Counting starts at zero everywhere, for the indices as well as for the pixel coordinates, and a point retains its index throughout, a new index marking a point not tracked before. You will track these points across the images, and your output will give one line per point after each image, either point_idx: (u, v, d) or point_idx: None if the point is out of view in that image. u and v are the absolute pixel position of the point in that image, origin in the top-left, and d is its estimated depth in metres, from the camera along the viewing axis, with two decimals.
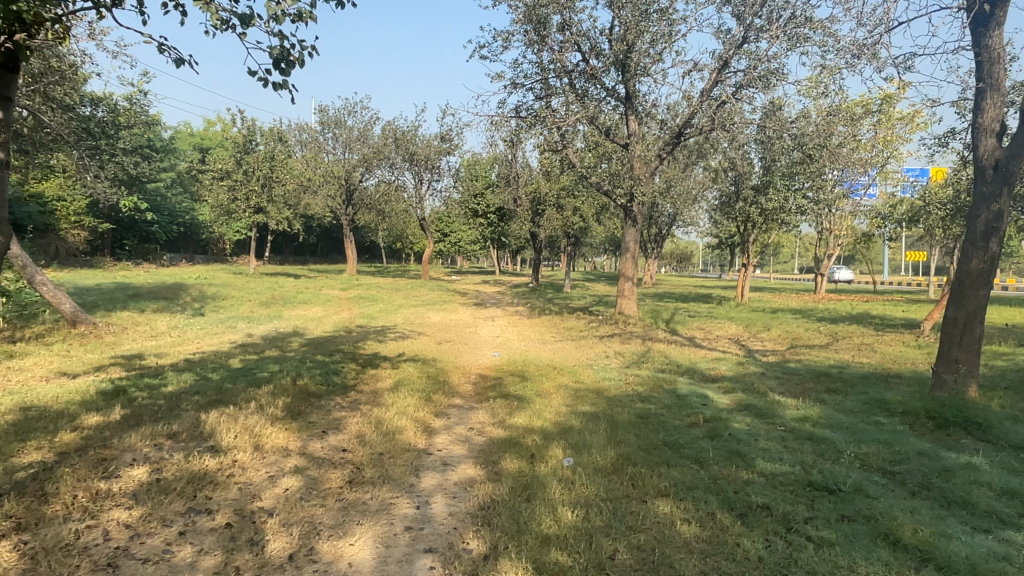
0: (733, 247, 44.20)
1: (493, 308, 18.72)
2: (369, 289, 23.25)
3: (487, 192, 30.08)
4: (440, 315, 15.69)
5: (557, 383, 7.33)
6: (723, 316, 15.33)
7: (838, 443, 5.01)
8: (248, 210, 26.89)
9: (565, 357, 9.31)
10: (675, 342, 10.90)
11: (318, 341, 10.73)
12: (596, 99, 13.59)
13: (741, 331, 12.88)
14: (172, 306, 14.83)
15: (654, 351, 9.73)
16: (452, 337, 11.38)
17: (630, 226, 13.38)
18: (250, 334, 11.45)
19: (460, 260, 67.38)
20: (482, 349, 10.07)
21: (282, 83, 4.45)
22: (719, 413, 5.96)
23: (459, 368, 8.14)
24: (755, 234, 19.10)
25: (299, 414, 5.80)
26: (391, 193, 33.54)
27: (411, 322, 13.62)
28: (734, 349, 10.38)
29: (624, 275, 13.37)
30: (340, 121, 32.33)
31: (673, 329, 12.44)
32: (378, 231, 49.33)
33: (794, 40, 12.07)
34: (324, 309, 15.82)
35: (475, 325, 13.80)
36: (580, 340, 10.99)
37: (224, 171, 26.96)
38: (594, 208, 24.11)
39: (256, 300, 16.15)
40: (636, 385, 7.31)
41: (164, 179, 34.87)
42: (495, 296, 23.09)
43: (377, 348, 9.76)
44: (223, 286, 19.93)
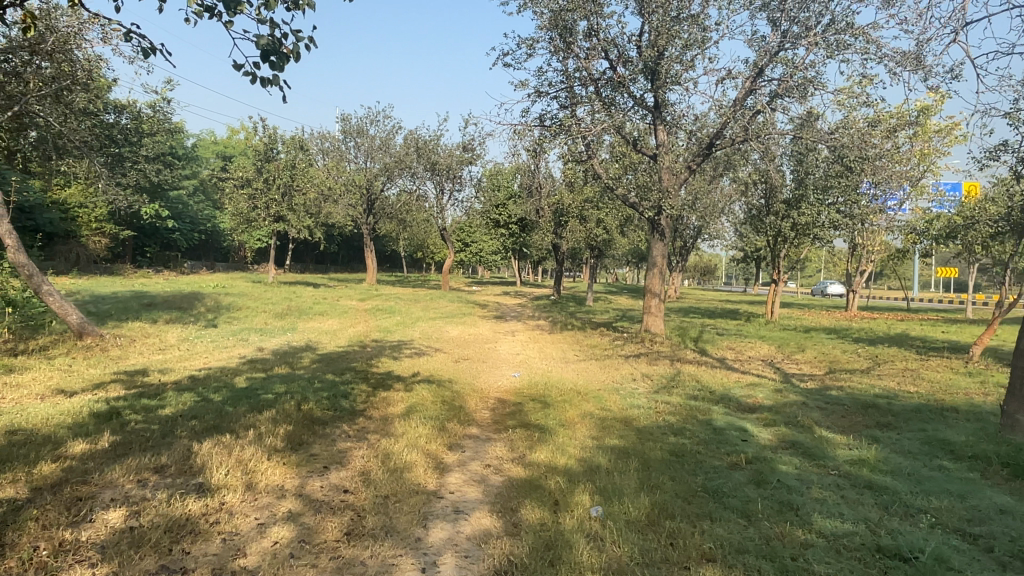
0: (759, 261, 43.29)
1: (514, 321, 18.20)
2: (387, 300, 22.86)
3: (509, 203, 29.65)
4: (459, 329, 15.20)
5: (581, 410, 6.78)
6: (754, 335, 14.67)
7: (903, 494, 4.42)
8: (268, 219, 26.73)
9: (590, 379, 8.76)
10: (706, 364, 10.29)
11: (331, 357, 10.27)
12: (623, 108, 13.06)
13: (775, 352, 12.24)
14: (185, 316, 14.51)
15: (685, 374, 9.14)
16: (470, 354, 10.88)
17: (657, 241, 12.79)
18: (262, 349, 11.04)
19: (480, 270, 67.04)
20: (501, 369, 9.55)
21: (271, 79, 4.02)
22: (763, 452, 5.39)
23: (476, 391, 7.62)
24: (785, 250, 18.36)
25: (301, 444, 5.31)
26: (412, 202, 33.26)
27: (428, 336, 13.15)
28: (769, 373, 9.75)
29: (651, 291, 12.80)
30: (362, 130, 32.18)
31: (702, 349, 11.82)
32: (399, 241, 49.14)
33: (833, 47, 11.43)
34: (340, 321, 15.43)
35: (495, 341, 13.29)
36: (604, 360, 10.44)
37: (245, 179, 26.85)
38: (618, 220, 23.56)
39: (271, 311, 15.80)
40: (667, 415, 6.73)
41: (187, 187, 34.95)
42: (515, 309, 22.56)
43: (390, 366, 9.28)
44: (240, 295, 19.66)
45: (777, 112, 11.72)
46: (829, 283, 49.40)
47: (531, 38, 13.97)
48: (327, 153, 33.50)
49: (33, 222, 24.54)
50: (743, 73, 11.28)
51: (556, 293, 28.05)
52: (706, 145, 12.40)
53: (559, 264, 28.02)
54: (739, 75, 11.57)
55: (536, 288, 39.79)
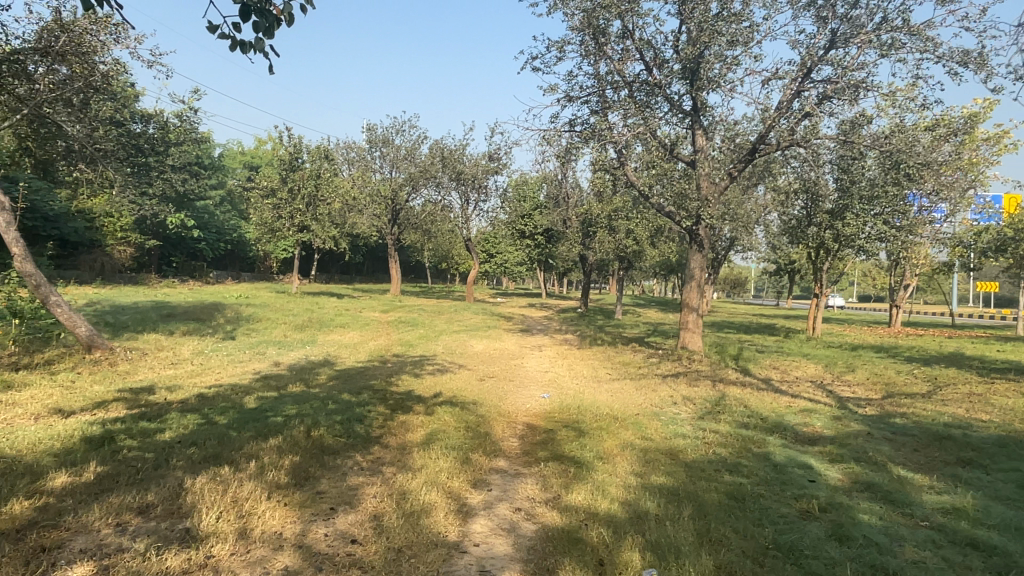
0: (792, 273, 42.07)
1: (541, 336, 17.53)
2: (411, 312, 22.35)
3: (535, 214, 29.00)
4: (484, 343, 14.56)
5: (620, 440, 6.08)
6: (797, 353, 13.84)
7: (1021, 558, 3.66)
8: (293, 229, 26.43)
9: (626, 402, 8.04)
10: (750, 386, 9.51)
11: (349, 373, 9.69)
12: (658, 112, 12.39)
13: (822, 372, 11.42)
14: (204, 328, 14.10)
15: (730, 398, 8.38)
16: (495, 372, 10.22)
17: (695, 253, 12.05)
18: (278, 364, 10.52)
19: (506, 281, 66.51)
20: (529, 389, 8.87)
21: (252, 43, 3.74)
22: (837, 496, 4.64)
23: (503, 414, 6.96)
24: (828, 262, 17.38)
25: (307, 479, 4.70)
26: (437, 213, 32.83)
27: (451, 351, 12.54)
28: (821, 397, 8.93)
29: (687, 306, 12.04)
30: (388, 140, 31.99)
31: (744, 368, 11.05)
32: (424, 251, 48.84)
33: (886, 46, 10.62)
34: (361, 334, 14.89)
35: (521, 357, 12.62)
36: (639, 380, 9.73)
37: (270, 188, 26.53)
38: (648, 231, 22.81)
39: (291, 323, 15.33)
40: (717, 448, 6.00)
41: (214, 197, 34.96)
42: (542, 322, 21.87)
43: (411, 385, 8.66)
44: (262, 306, 19.27)
45: (826, 116, 10.94)
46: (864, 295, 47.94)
47: (561, 41, 13.42)
48: (352, 162, 33.23)
49: (59, 231, 24.67)
50: (790, 73, 10.55)
51: (583, 306, 27.33)
52: (748, 152, 11.66)
53: (586, 277, 27.32)
54: (785, 75, 10.85)
55: (562, 300, 39.06)
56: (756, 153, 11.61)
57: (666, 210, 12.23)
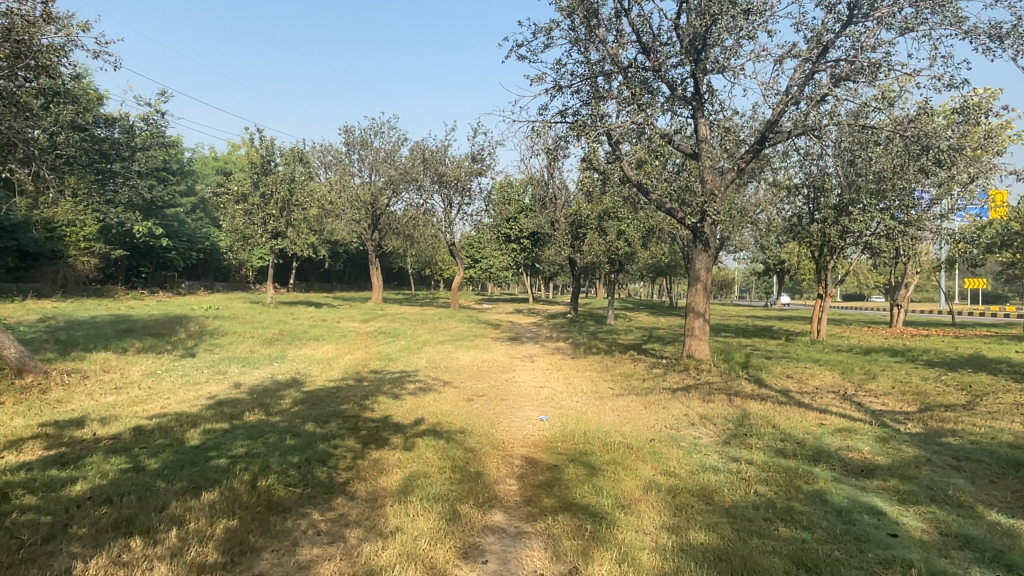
0: (782, 273, 41.31)
1: (531, 344, 16.38)
2: (392, 321, 21.12)
3: (520, 217, 27.78)
4: (471, 354, 13.41)
5: (641, 480, 4.96)
6: (808, 359, 12.84)
7: None
8: (266, 235, 25.00)
9: (638, 425, 6.93)
10: (771, 400, 8.47)
11: (318, 395, 8.50)
12: (656, 101, 11.38)
13: (842, 381, 10.40)
14: (162, 345, 12.84)
15: (754, 417, 7.30)
16: (483, 390, 9.08)
17: (700, 253, 10.87)
18: (239, 385, 9.31)
19: (491, 287, 65.31)
20: (524, 410, 7.75)
21: None
22: (936, 560, 3.58)
23: (496, 446, 5.82)
24: (832, 261, 16.37)
25: (243, 556, 3.56)
26: (419, 217, 31.68)
27: (434, 365, 11.37)
28: (853, 413, 7.88)
29: (693, 310, 10.93)
30: (366, 143, 30.81)
31: (759, 379, 10.01)
32: (407, 257, 47.63)
33: (908, 21, 9.66)
34: (336, 347, 13.71)
35: (512, 370, 11.50)
36: (646, 396, 8.63)
37: (241, 193, 25.04)
38: (640, 231, 21.80)
39: (259, 337, 14.09)
40: (759, 486, 4.93)
41: (186, 204, 33.51)
42: (531, 329, 20.74)
43: (388, 408, 7.51)
44: (232, 318, 18.01)
45: (843, 99, 9.99)
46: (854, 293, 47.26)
47: (548, 26, 12.42)
48: (329, 166, 31.91)
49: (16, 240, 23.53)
50: (805, 51, 9.62)
51: (573, 311, 26.23)
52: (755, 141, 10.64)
53: (575, 280, 26.20)
54: (797, 54, 9.92)
55: (550, 305, 37.89)
56: (765, 141, 10.61)
57: (666, 207, 11.13)
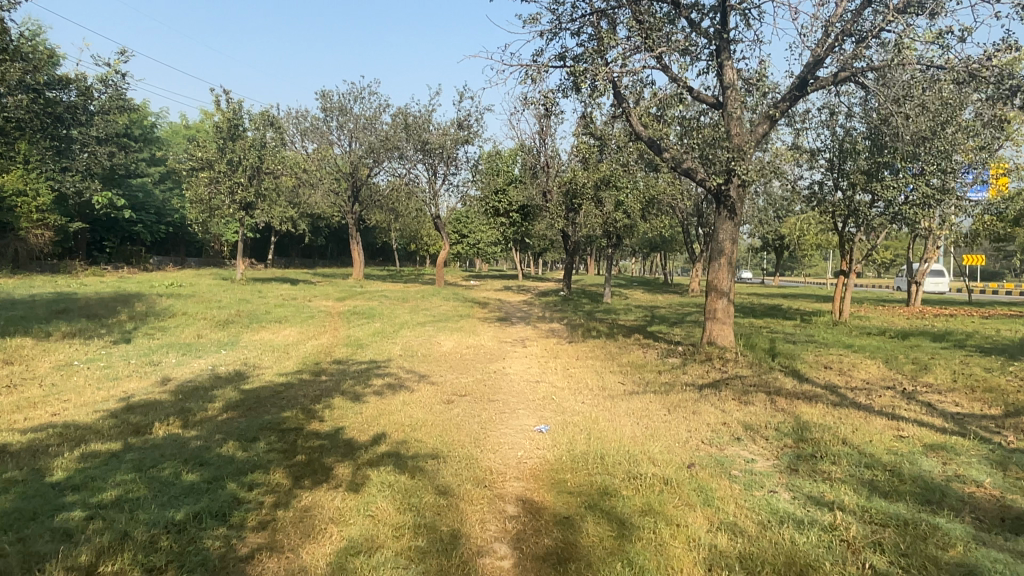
0: (780, 249, 39.77)
1: (522, 326, 14.66)
2: (371, 299, 19.33)
3: (510, 188, 25.85)
4: (454, 339, 11.71)
5: (700, 550, 3.30)
6: (839, 344, 11.24)
7: None
8: (234, 206, 22.93)
9: (670, 441, 5.28)
10: (823, 401, 6.83)
11: (259, 397, 6.78)
12: (675, 41, 9.53)
13: (893, 373, 8.74)
14: (94, 328, 11.04)
15: (815, 428, 5.65)
16: (467, 386, 7.40)
17: (725, 221, 9.02)
18: (166, 382, 7.59)
19: (478, 263, 63.37)
20: (519, 417, 6.07)
21: None
22: None
23: (481, 484, 4.14)
24: (857, 236, 14.67)
25: None
26: (401, 188, 29.70)
27: (410, 353, 9.68)
28: (931, 420, 6.23)
29: (716, 290, 9.08)
30: (344, 108, 28.76)
31: (796, 371, 8.36)
32: (391, 232, 45.61)
33: None
34: (300, 330, 11.93)
35: (501, 358, 9.81)
36: (668, 397, 6.96)
37: (206, 160, 22.78)
38: (640, 202, 20.08)
39: (211, 319, 12.31)
40: (875, 557, 3.28)
41: (153, 173, 31.26)
42: (522, 308, 19.02)
43: (345, 417, 5.82)
44: (191, 296, 16.18)
45: (905, 32, 8.21)
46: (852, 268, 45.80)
47: None
48: (305, 135, 29.23)
49: None
50: None
51: (565, 288, 24.53)
52: (793, 88, 8.89)
53: (567, 257, 24.43)
54: None
55: (540, 282, 36.13)
56: (807, 87, 8.86)
57: (684, 167, 9.37)
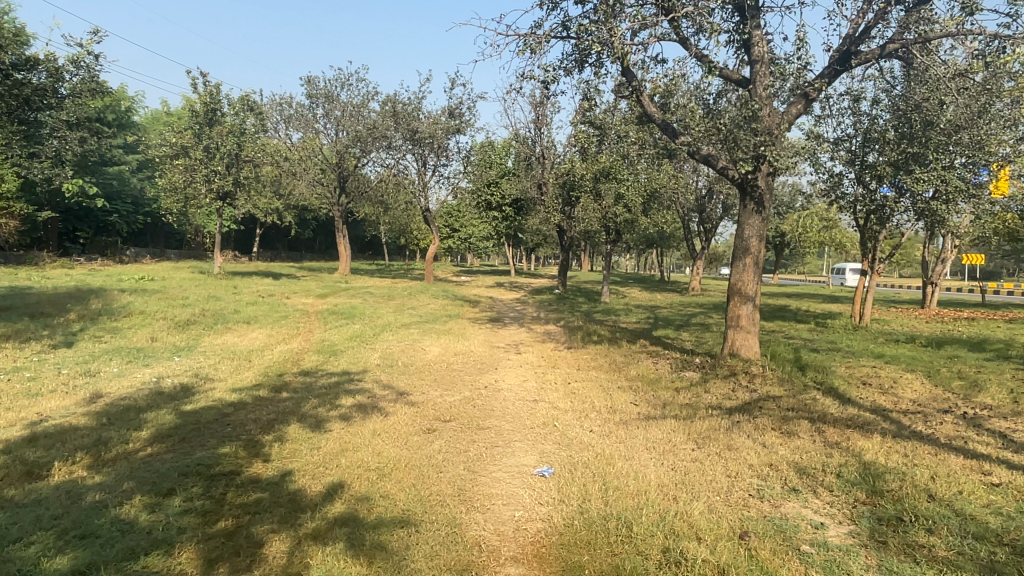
0: (780, 246, 38.70)
1: (515, 328, 13.48)
2: (354, 296, 18.08)
3: (502, 181, 25.05)
4: (440, 344, 10.52)
5: None
6: (867, 354, 10.13)
7: None
8: (210, 195, 21.61)
9: (709, 498, 4.11)
10: (878, 433, 5.69)
11: (198, 422, 5.57)
12: (693, 7, 8.35)
13: (943, 392, 7.61)
14: (34, 330, 9.77)
15: (886, 474, 4.52)
16: (451, 408, 6.21)
17: (751, 214, 7.87)
18: (93, 399, 6.37)
19: (469, 258, 62.17)
20: (515, 455, 4.88)
21: None
22: None
23: (466, 574, 2.99)
24: (880, 234, 13.55)
25: None
26: (390, 180, 28.41)
27: (390, 363, 8.47)
28: (1018, 459, 5.10)
29: (739, 294, 7.91)
30: (331, 95, 27.51)
31: (835, 390, 7.20)
32: (380, 226, 44.26)
33: None
34: (270, 333, 10.70)
35: (493, 369, 8.61)
36: (693, 425, 5.79)
37: (180, 147, 21.35)
38: (642, 195, 18.92)
39: (171, 319, 11.04)
40: None
41: (130, 161, 29.75)
42: (515, 308, 17.84)
43: (296, 455, 4.63)
44: (156, 292, 14.90)
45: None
46: (850, 267, 44.93)
47: None
48: (289, 122, 27.79)
49: None
50: None
51: (561, 285, 23.39)
52: (832, 63, 7.71)
53: (563, 253, 23.25)
54: None
55: (533, 279, 35.00)
56: (849, 61, 7.67)
57: (703, 153, 8.23)
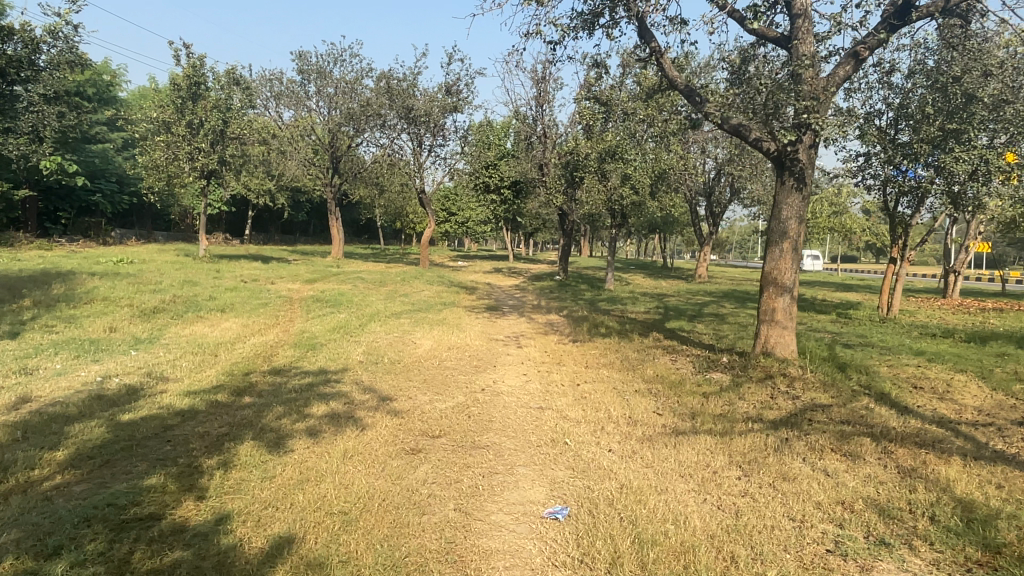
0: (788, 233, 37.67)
1: (515, 318, 12.45)
2: (344, 282, 17.03)
3: (501, 163, 24.09)
4: (434, 336, 9.49)
5: None
6: (906, 351, 9.14)
7: None
8: (194, 174, 20.45)
9: (778, 557, 3.13)
10: (960, 455, 4.68)
11: (133, 439, 4.55)
12: None
13: (1008, 398, 6.61)
14: None
15: (999, 518, 3.52)
16: (444, 419, 5.20)
17: (790, 192, 6.86)
18: (16, 406, 5.33)
19: (467, 242, 61.02)
20: (518, 488, 3.89)
21: None
22: None
23: None
24: (912, 219, 12.51)
25: None
26: (385, 161, 27.29)
27: (375, 359, 7.45)
28: None
29: (775, 285, 6.93)
30: (323, 72, 26.30)
31: (887, 397, 6.21)
32: (376, 208, 43.12)
33: None
34: (246, 322, 9.65)
35: (491, 367, 7.59)
36: (735, 444, 4.79)
37: (162, 122, 20.26)
38: (650, 176, 17.82)
39: (136, 307, 9.98)
40: None
41: (114, 139, 28.57)
42: (514, 295, 16.82)
43: (242, 492, 3.61)
44: (129, 275, 13.86)
45: None
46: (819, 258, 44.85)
47: None
48: (279, 99, 26.54)
49: None
50: None
51: (563, 272, 22.40)
52: (888, 16, 6.64)
53: (565, 237, 22.21)
54: None
55: (532, 265, 33.97)
56: (908, 15, 6.59)
57: (734, 122, 7.20)
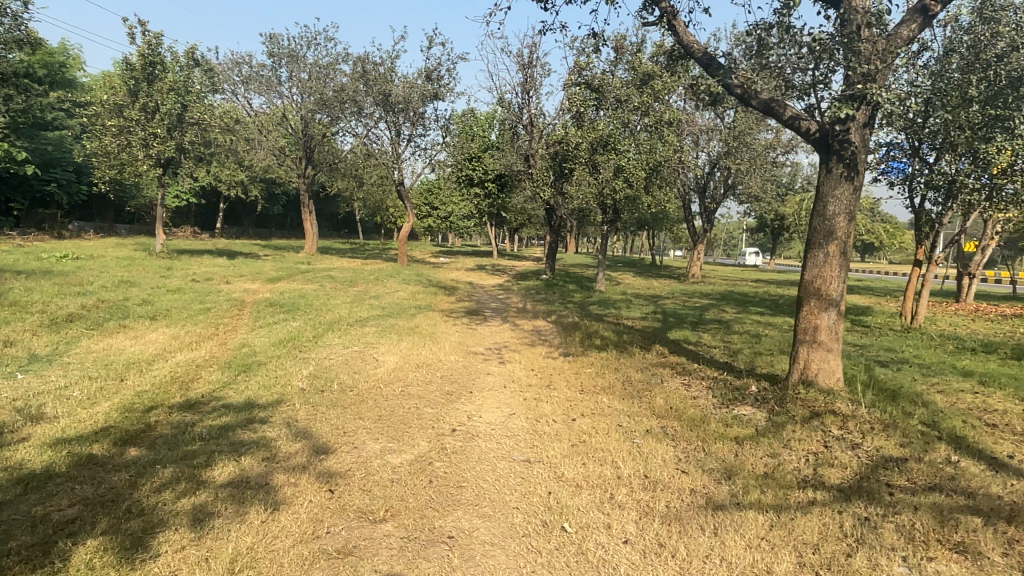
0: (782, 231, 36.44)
1: (497, 325, 11.03)
2: (311, 281, 15.51)
3: (484, 154, 22.61)
4: (399, 351, 8.01)
5: None
6: (952, 371, 7.81)
7: None
8: (149, 162, 18.79)
9: None
10: None
11: None
12: None
13: None
14: None
15: None
16: (395, 488, 3.77)
17: (838, 182, 5.48)
18: None
19: (451, 236, 59.60)
20: None
21: None
22: None
23: None
24: (941, 217, 11.20)
25: None
26: (361, 151, 25.66)
27: (321, 386, 6.00)
28: None
29: (818, 296, 5.58)
30: (295, 55, 24.67)
31: (968, 444, 4.84)
32: (355, 202, 41.41)
33: None
34: (178, 333, 8.12)
35: (466, 396, 6.14)
36: (804, 531, 3.38)
37: (114, 104, 18.57)
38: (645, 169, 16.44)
39: (48, 315, 8.37)
40: None
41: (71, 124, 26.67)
42: (497, 296, 15.43)
43: None
44: (61, 274, 12.22)
45: None
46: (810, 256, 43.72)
47: None
48: (248, 84, 24.85)
49: None
50: None
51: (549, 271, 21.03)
52: None
53: (551, 233, 20.80)
54: None
55: (517, 261, 32.52)
56: None
57: (767, 96, 5.81)
